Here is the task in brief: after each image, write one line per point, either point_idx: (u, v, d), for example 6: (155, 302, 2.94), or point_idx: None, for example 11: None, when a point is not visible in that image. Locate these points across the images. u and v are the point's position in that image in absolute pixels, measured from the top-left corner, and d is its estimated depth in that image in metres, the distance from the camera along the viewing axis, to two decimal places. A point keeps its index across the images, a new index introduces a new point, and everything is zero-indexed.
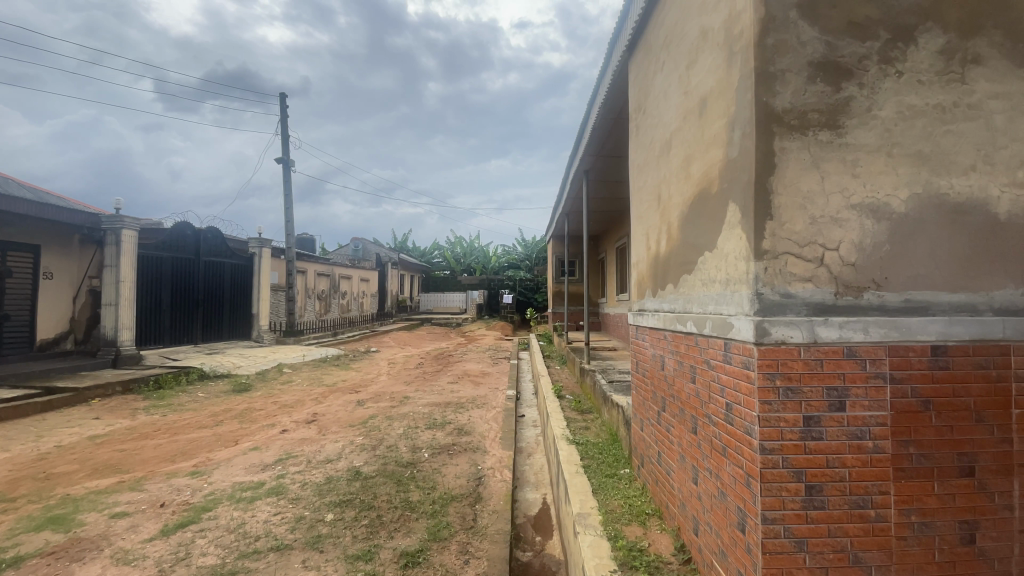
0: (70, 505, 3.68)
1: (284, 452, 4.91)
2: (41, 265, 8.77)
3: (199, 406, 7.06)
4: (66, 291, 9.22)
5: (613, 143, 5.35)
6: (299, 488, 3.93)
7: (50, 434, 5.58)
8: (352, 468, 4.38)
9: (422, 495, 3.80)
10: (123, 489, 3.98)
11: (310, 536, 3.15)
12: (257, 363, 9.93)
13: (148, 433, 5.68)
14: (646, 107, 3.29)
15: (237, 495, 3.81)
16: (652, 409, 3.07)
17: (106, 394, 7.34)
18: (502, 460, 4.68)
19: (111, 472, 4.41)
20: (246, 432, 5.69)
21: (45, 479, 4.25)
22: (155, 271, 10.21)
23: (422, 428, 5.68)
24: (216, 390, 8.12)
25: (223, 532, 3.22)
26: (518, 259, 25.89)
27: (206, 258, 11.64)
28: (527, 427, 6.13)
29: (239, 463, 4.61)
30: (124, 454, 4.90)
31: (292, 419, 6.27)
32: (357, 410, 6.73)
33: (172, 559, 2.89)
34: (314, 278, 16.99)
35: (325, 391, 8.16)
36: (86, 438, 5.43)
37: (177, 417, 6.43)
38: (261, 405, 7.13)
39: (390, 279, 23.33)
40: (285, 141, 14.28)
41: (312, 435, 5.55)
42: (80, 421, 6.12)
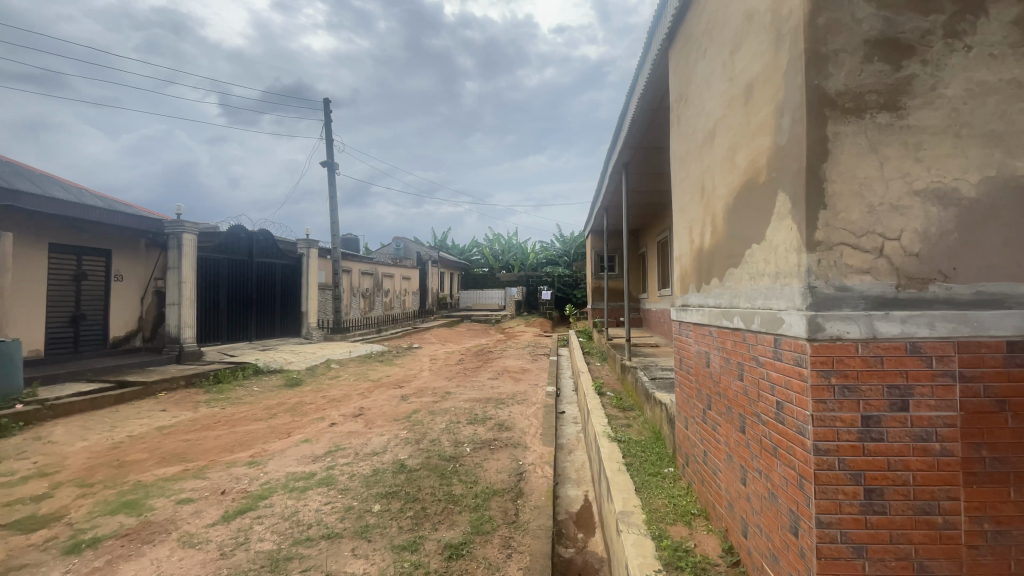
0: (141, 491, 3.97)
1: (334, 444, 5.10)
2: (114, 268, 9.47)
3: (254, 400, 7.44)
4: (135, 292, 9.95)
5: (652, 133, 5.21)
6: (347, 479, 4.09)
7: (123, 424, 6.03)
8: (397, 461, 4.49)
9: (465, 489, 3.87)
10: (188, 477, 4.25)
11: (358, 526, 3.27)
12: (306, 359, 10.35)
13: (208, 424, 6.05)
14: (688, 96, 3.20)
15: (290, 485, 3.99)
16: (697, 407, 2.99)
17: (171, 387, 7.87)
18: (542, 456, 4.69)
19: (177, 460, 4.72)
20: (297, 425, 5.96)
21: (120, 466, 4.60)
22: (212, 272, 10.83)
23: (463, 422, 5.77)
24: (269, 384, 8.54)
25: (277, 519, 3.38)
26: (555, 255, 25.89)
27: (259, 259, 12.23)
28: (567, 423, 6.11)
29: (291, 454, 4.83)
30: (189, 444, 5.24)
31: (339, 413, 6.49)
32: (400, 405, 6.89)
33: (233, 543, 3.07)
34: (358, 277, 17.54)
35: (370, 386, 8.42)
36: (154, 429, 5.82)
37: (235, 409, 6.82)
38: (310, 399, 7.44)
39: (430, 276, 23.84)
40: (329, 144, 14.78)
41: (359, 428, 5.75)
42: (149, 412, 6.59)
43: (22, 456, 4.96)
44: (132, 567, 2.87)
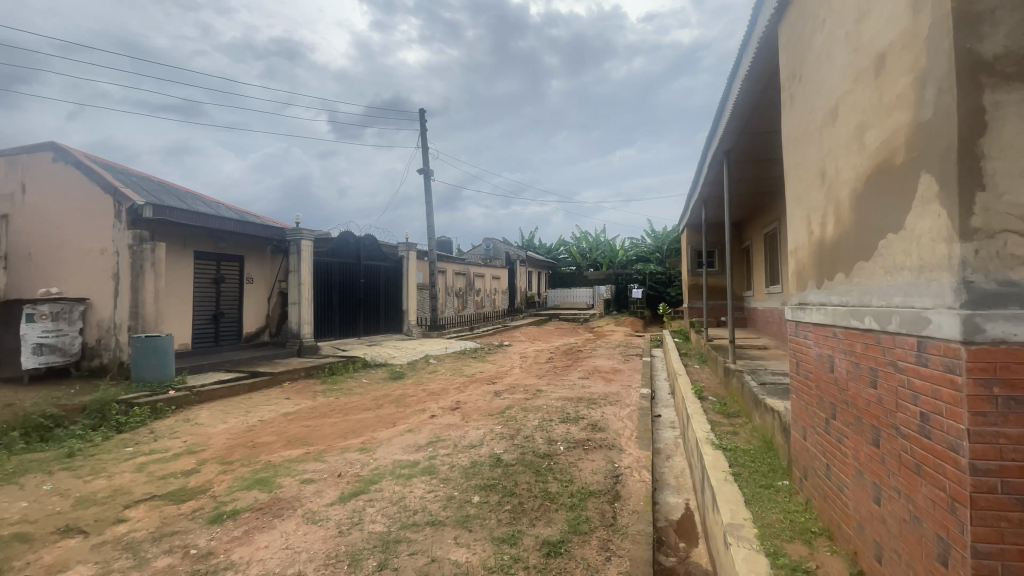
0: (271, 470, 4.49)
1: (434, 435, 5.38)
2: (247, 272, 10.81)
3: (362, 391, 8.08)
4: (264, 292, 11.26)
5: (757, 118, 4.83)
6: (448, 469, 4.28)
7: (256, 409, 6.86)
8: (493, 455, 4.62)
9: (561, 487, 3.87)
10: (309, 459, 4.73)
11: (460, 515, 3.41)
12: (406, 355, 11.03)
13: (325, 412, 6.67)
14: (802, 75, 2.92)
15: (397, 472, 4.27)
16: (819, 416, 2.71)
17: (294, 377, 8.80)
18: (639, 459, 4.56)
19: (300, 444, 5.27)
20: (400, 415, 6.37)
21: (254, 447, 5.23)
22: (326, 274, 11.93)
23: (556, 421, 5.78)
24: (375, 377, 9.23)
25: (386, 503, 3.63)
26: (647, 252, 25.00)
27: (364, 261, 13.24)
28: (664, 427, 5.87)
29: (396, 443, 5.17)
30: (309, 429, 5.83)
31: (438, 406, 6.83)
32: (494, 401, 7.08)
33: (349, 523, 3.35)
34: (452, 277, 18.31)
35: (465, 382, 8.75)
36: (281, 415, 6.55)
37: (346, 399, 7.45)
38: (411, 392, 7.91)
39: (518, 275, 24.22)
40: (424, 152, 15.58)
41: (456, 421, 6.01)
42: (276, 400, 7.43)
43: (179, 435, 5.84)
44: (266, 538, 3.25)
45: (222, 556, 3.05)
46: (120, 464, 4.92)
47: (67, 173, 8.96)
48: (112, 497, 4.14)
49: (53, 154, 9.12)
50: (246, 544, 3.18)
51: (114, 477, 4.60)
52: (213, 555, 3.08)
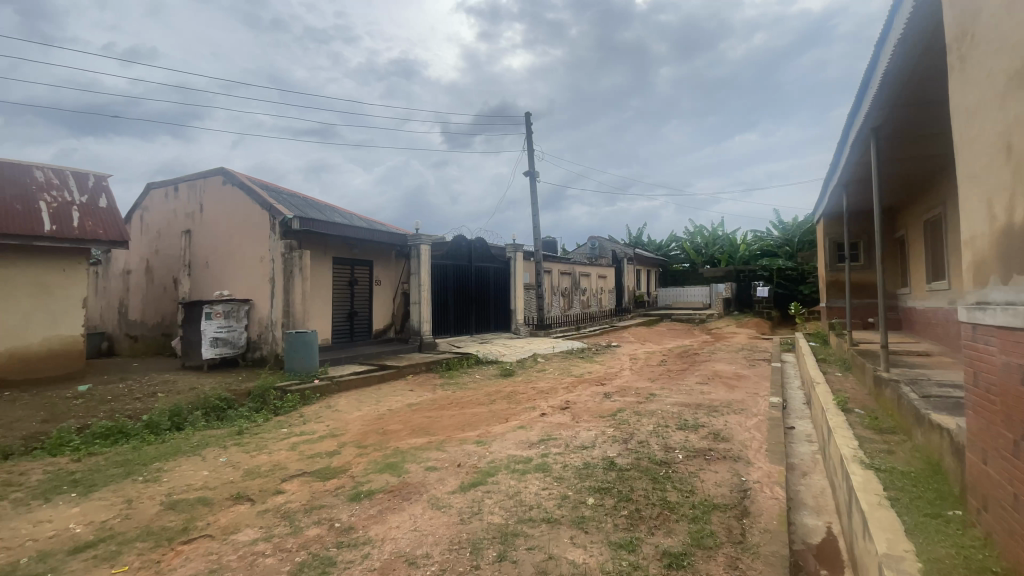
0: (399, 456, 4.90)
1: (546, 433, 5.45)
2: (375, 275, 11.91)
3: (476, 386, 8.47)
4: (389, 293, 12.32)
5: (914, 86, 4.16)
6: (561, 469, 4.31)
7: (385, 399, 7.54)
8: (607, 458, 4.55)
9: (680, 497, 3.69)
10: (432, 448, 5.07)
11: (575, 515, 3.41)
12: (516, 353, 11.32)
13: (443, 405, 7.11)
14: (977, 32, 2.46)
15: (512, 467, 4.40)
16: (1008, 438, 2.25)
17: (415, 371, 9.49)
18: (769, 474, 4.17)
19: (423, 433, 5.68)
20: (513, 412, 6.56)
21: (384, 433, 5.75)
22: (442, 276, 12.71)
23: (673, 427, 5.52)
24: (488, 374, 9.61)
25: (503, 496, 3.76)
26: (773, 247, 22.80)
27: (476, 263, 13.85)
28: (799, 441, 5.31)
29: (510, 438, 5.33)
30: (430, 420, 6.26)
31: (548, 405, 6.91)
32: (605, 402, 6.98)
33: (469, 512, 3.53)
34: (559, 276, 18.40)
35: (574, 381, 8.73)
36: (405, 405, 7.11)
37: (462, 394, 7.86)
38: (522, 389, 8.10)
39: (627, 274, 23.57)
40: (531, 154, 15.86)
41: (567, 420, 6.03)
42: (401, 391, 8.09)
43: (323, 419, 6.62)
44: (397, 519, 3.55)
45: (361, 531, 3.40)
46: (278, 442, 5.72)
47: (234, 194, 10.64)
48: (273, 471, 4.82)
49: (224, 178, 10.90)
50: (380, 522, 3.51)
51: (274, 453, 5.36)
52: (354, 529, 3.44)
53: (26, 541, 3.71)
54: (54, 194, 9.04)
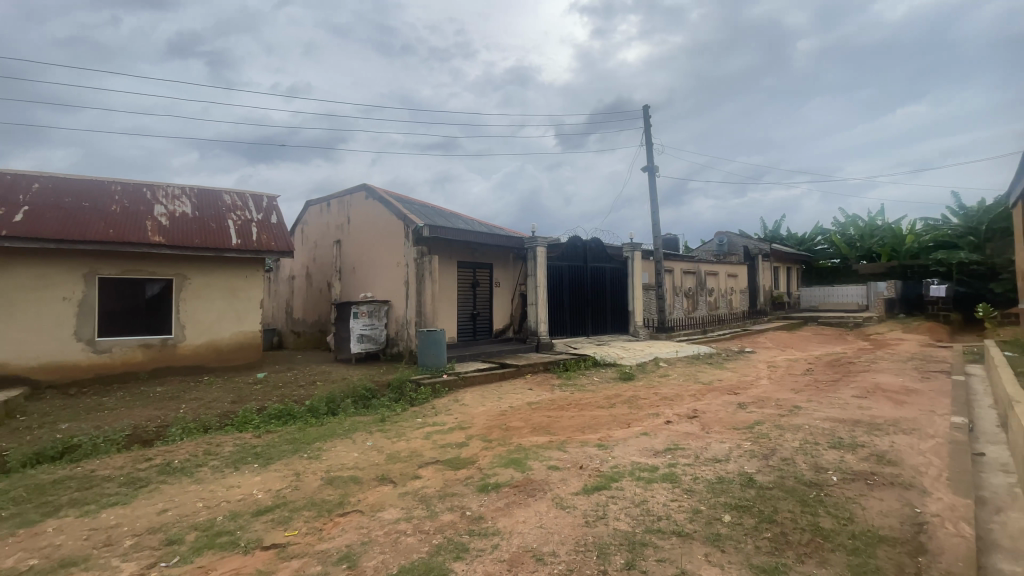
0: (522, 453, 5.04)
1: (672, 442, 5.20)
2: (495, 277, 12.42)
3: (596, 389, 8.38)
4: (508, 295, 12.76)
5: None
6: (691, 480, 4.09)
7: (507, 397, 7.82)
8: (744, 473, 4.20)
9: (836, 525, 3.27)
10: (554, 448, 5.14)
11: (709, 532, 3.20)
12: (637, 356, 10.98)
13: (564, 406, 7.15)
14: None
15: (638, 474, 4.28)
16: None
17: (535, 370, 9.69)
18: (954, 509, 3.50)
19: (544, 432, 5.78)
20: (636, 417, 6.37)
21: (507, 430, 5.97)
22: (558, 277, 12.84)
23: (822, 445, 4.91)
24: (608, 376, 9.44)
25: (629, 503, 3.68)
26: (952, 237, 19.06)
27: (593, 263, 13.73)
28: (995, 472, 4.37)
29: (634, 444, 5.19)
30: (551, 420, 6.34)
31: (674, 412, 6.58)
32: (738, 413, 6.44)
33: (594, 515, 3.51)
34: (682, 276, 17.42)
35: (702, 389, 8.19)
36: (527, 404, 7.31)
37: (582, 396, 7.83)
38: (645, 394, 7.82)
39: (761, 272, 21.48)
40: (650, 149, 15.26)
41: (695, 430, 5.68)
42: (522, 390, 8.32)
43: (451, 412, 7.08)
44: (523, 513, 3.66)
45: (490, 522, 3.57)
46: (414, 431, 6.25)
47: (374, 207, 11.89)
48: (410, 457, 5.29)
49: (366, 193, 12.24)
50: (507, 515, 3.65)
51: (410, 441, 5.87)
52: (483, 519, 3.63)
53: (225, 500, 4.55)
54: (241, 215, 10.96)
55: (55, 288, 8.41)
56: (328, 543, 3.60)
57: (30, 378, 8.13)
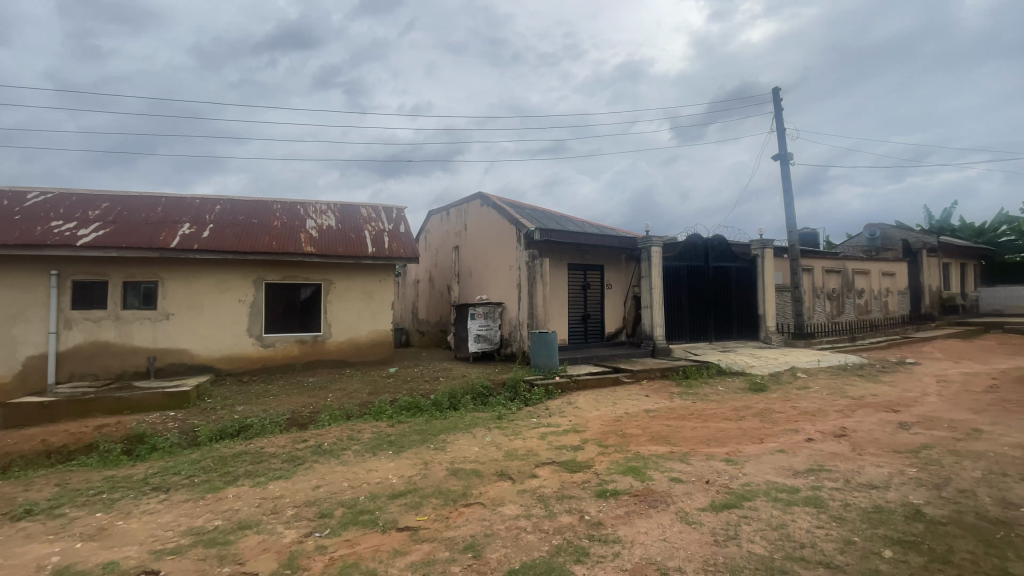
0: (642, 461, 4.89)
1: (815, 462, 4.67)
2: (607, 279, 12.22)
3: (721, 399, 7.82)
4: (621, 297, 12.48)
5: None
6: (840, 507, 3.65)
7: (622, 403, 7.65)
8: (908, 504, 3.64)
9: None
10: (675, 459, 4.91)
11: (865, 567, 2.84)
12: (768, 365, 10.03)
13: (685, 415, 6.79)
14: None
15: (773, 494, 3.92)
16: None
17: (651, 377, 9.33)
18: None
19: (665, 442, 5.55)
20: (769, 432, 5.82)
21: (624, 436, 5.84)
22: (675, 278, 12.30)
23: (1018, 478, 4.05)
24: (734, 386, 8.75)
25: (764, 526, 3.39)
26: None
27: (714, 263, 12.86)
28: None
29: (768, 461, 4.75)
30: (671, 429, 6.07)
31: (816, 429, 5.89)
32: (899, 434, 5.56)
33: (724, 535, 3.30)
34: (822, 276, 15.51)
35: (851, 404, 7.21)
36: (644, 411, 7.07)
37: (705, 406, 7.36)
38: (779, 408, 7.10)
39: (926, 269, 18.29)
40: (780, 135, 13.87)
41: (843, 451, 5.03)
42: (638, 396, 8.08)
43: (566, 414, 7.12)
44: (644, 524, 3.57)
45: (610, 529, 3.53)
46: (530, 430, 6.40)
47: (489, 213, 12.41)
48: (527, 456, 5.43)
49: (481, 201, 12.83)
50: (628, 524, 3.58)
51: (527, 440, 6.02)
52: (603, 526, 3.60)
53: (365, 482, 5.09)
54: (373, 225, 12.17)
55: (234, 291, 10.09)
56: (454, 531, 3.83)
57: (217, 366, 9.86)
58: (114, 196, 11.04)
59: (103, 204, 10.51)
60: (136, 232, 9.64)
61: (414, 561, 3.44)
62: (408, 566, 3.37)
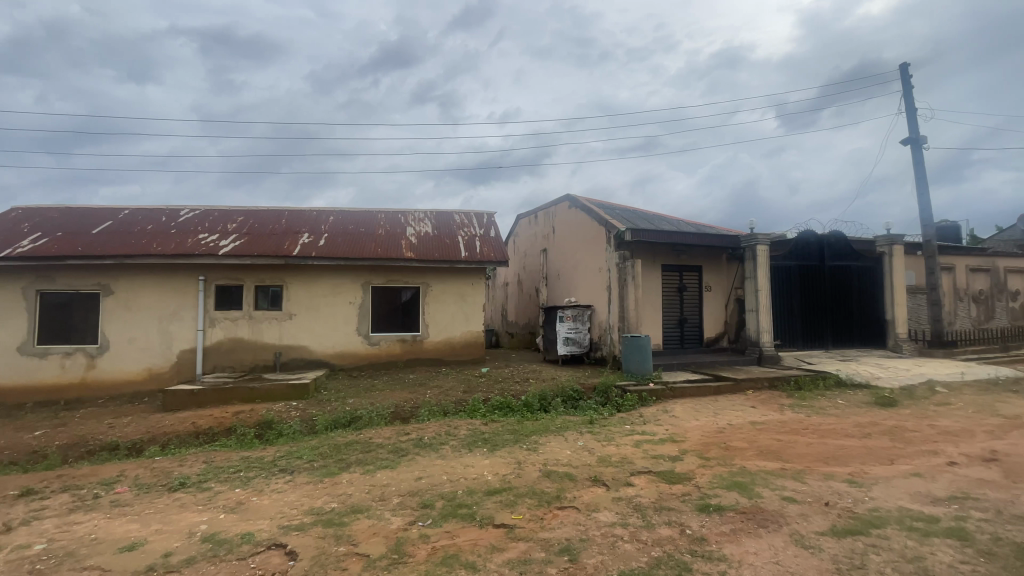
0: (748, 476, 4.59)
1: (961, 490, 4.08)
2: (705, 281, 11.60)
3: (840, 413, 7.07)
4: (722, 300, 11.77)
5: None
6: (995, 544, 3.17)
7: (724, 413, 7.22)
8: None
9: None
10: (787, 476, 4.55)
11: None
12: (899, 377, 8.88)
13: (797, 429, 6.24)
14: None
15: (908, 524, 3.49)
16: None
17: (757, 386, 8.69)
18: None
19: (775, 457, 5.15)
20: (901, 453, 5.17)
21: (727, 449, 5.52)
22: (784, 279, 11.35)
23: None
24: (856, 399, 7.87)
25: (897, 558, 3.05)
26: None
27: (831, 262, 11.68)
28: None
29: (901, 486, 4.22)
30: (782, 444, 5.62)
31: (962, 452, 5.12)
32: None
33: (848, 564, 3.02)
34: (967, 275, 13.41)
35: (1009, 425, 6.17)
36: (749, 423, 6.62)
37: (821, 420, 6.71)
38: (913, 426, 6.25)
39: None
40: (911, 115, 12.24)
41: (999, 479, 4.33)
42: (742, 407, 7.57)
43: (661, 422, 6.87)
44: (753, 544, 3.36)
45: (714, 546, 3.37)
46: (624, 437, 6.28)
47: (578, 215, 12.35)
48: (622, 463, 5.33)
49: (570, 203, 12.81)
50: (734, 543, 3.39)
51: (620, 446, 5.91)
52: (706, 541, 3.44)
53: (462, 477, 5.33)
54: (466, 231, 12.68)
55: (344, 294, 11.06)
56: (550, 533, 3.88)
57: (330, 362, 10.88)
58: (247, 211, 12.64)
59: (239, 218, 12.10)
60: (265, 242, 10.95)
61: (511, 558, 3.54)
62: (505, 563, 3.48)
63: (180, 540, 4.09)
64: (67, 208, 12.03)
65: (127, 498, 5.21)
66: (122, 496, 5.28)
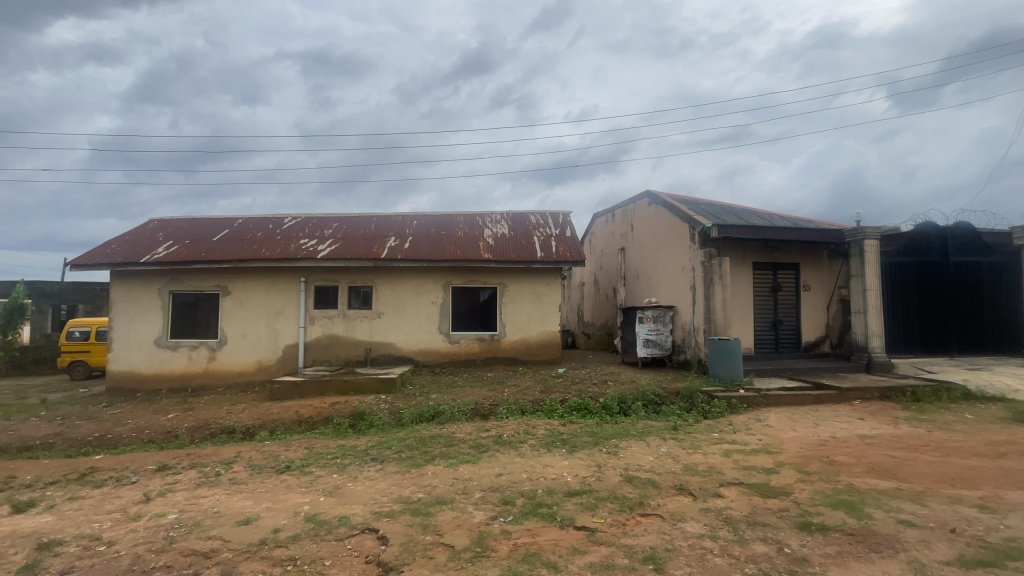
0: (856, 495, 4.18)
1: None
2: (803, 280, 10.71)
3: (970, 429, 6.20)
4: (822, 301, 10.80)
5: None
6: None
7: (826, 424, 6.62)
8: None
9: None
10: (904, 497, 4.08)
11: None
12: None
13: (915, 446, 5.57)
14: None
15: None
16: None
17: (866, 397, 7.86)
18: None
19: (888, 476, 4.64)
20: None
21: (831, 464, 5.06)
22: (898, 277, 10.17)
23: None
24: (991, 414, 6.85)
25: None
26: None
27: (956, 258, 10.29)
28: None
29: None
30: (897, 461, 5.04)
31: None
32: None
33: None
34: None
35: None
36: (857, 436, 6.01)
37: (945, 436, 5.93)
38: None
39: None
40: None
41: None
42: (848, 418, 6.89)
43: (753, 432, 6.45)
44: (864, 570, 3.07)
45: (818, 569, 3.13)
46: (711, 446, 5.97)
47: (658, 212, 11.94)
48: (709, 472, 5.08)
49: (650, 200, 12.40)
50: (841, 567, 3.12)
51: (708, 455, 5.63)
52: (808, 563, 3.19)
53: (542, 476, 5.37)
54: (543, 231, 12.74)
55: (427, 294, 11.58)
56: (634, 539, 3.80)
57: (415, 358, 11.44)
58: (341, 218, 13.65)
59: (334, 225, 13.11)
60: (357, 245, 11.77)
61: (593, 562, 3.52)
62: (588, 566, 3.46)
63: (286, 518, 4.53)
64: (193, 219, 13.77)
65: (242, 477, 5.85)
66: (237, 475, 5.94)
